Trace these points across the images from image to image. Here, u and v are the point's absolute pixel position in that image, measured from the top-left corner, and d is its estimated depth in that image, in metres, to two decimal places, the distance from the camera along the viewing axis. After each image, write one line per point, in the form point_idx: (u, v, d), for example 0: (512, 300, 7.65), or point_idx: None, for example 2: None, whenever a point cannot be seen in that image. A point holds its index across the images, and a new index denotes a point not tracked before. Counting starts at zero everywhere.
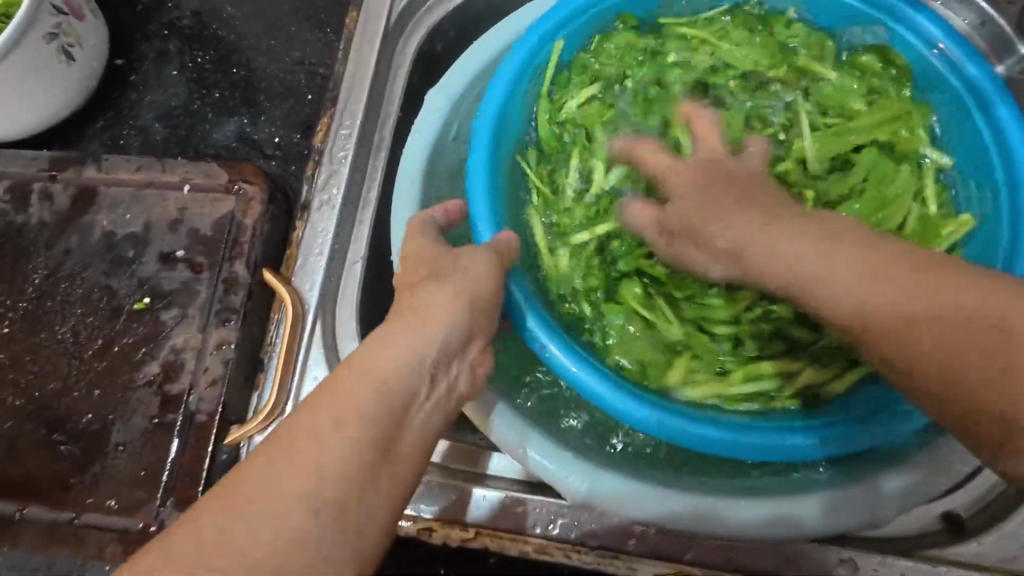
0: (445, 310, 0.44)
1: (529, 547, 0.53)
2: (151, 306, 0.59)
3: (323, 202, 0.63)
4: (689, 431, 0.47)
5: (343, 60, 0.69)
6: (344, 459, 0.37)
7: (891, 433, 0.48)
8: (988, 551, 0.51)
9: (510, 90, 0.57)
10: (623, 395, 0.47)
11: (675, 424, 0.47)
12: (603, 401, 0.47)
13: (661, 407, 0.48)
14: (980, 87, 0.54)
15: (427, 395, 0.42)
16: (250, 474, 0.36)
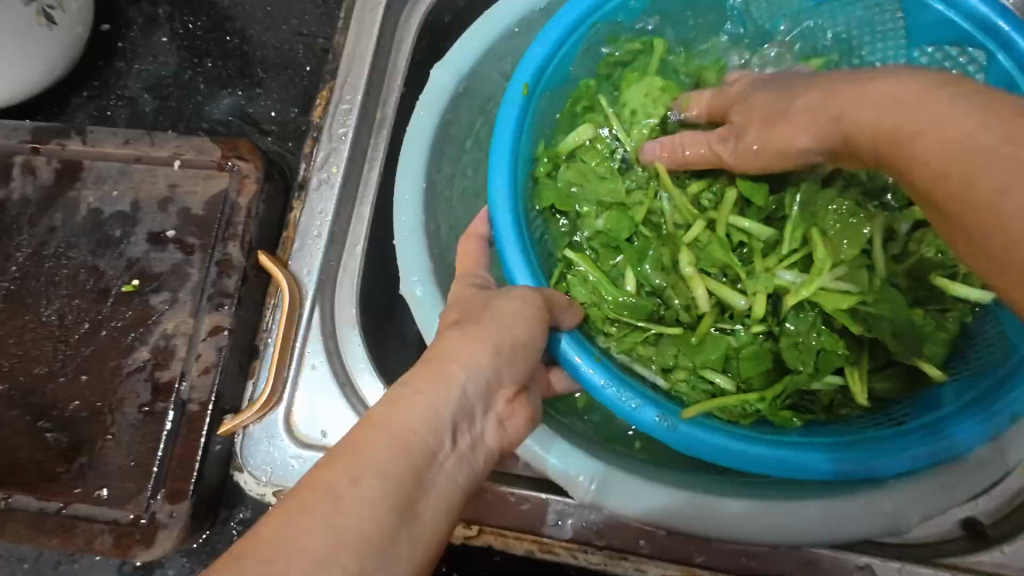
0: (465, 360, 0.43)
1: (533, 545, 0.52)
2: (140, 289, 0.56)
3: (322, 180, 0.61)
4: (727, 450, 0.45)
5: (344, 30, 0.65)
6: (366, 527, 0.33)
7: (954, 436, 0.43)
8: (1012, 560, 0.49)
9: (549, 57, 0.54)
10: (658, 416, 0.47)
11: (706, 436, 0.46)
12: (623, 412, 0.48)
13: (667, 409, 0.48)
14: None
15: (433, 472, 0.39)
16: (286, 516, 0.33)
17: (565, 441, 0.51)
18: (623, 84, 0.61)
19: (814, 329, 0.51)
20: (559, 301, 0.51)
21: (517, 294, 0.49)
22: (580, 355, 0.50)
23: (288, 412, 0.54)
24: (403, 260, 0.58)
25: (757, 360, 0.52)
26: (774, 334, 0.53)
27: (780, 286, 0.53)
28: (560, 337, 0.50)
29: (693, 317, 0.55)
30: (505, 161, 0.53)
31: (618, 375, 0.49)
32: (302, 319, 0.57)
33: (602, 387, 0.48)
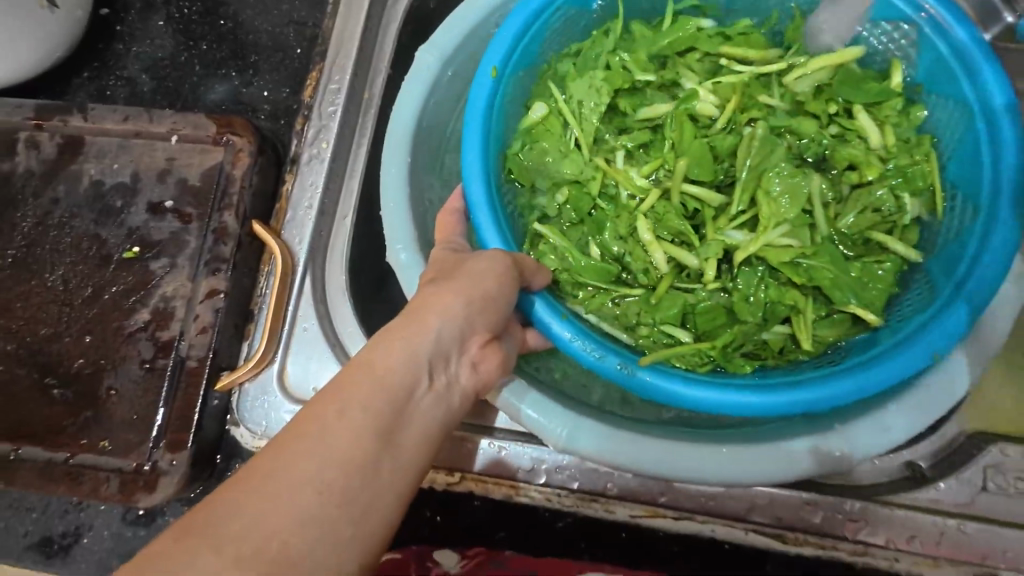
0: (441, 308, 0.47)
1: (509, 489, 0.56)
2: (141, 256, 0.59)
3: (313, 156, 0.65)
4: (679, 392, 0.52)
5: (333, 16, 0.69)
6: (353, 449, 0.37)
7: (877, 376, 0.49)
8: (945, 497, 0.53)
9: (514, 43, 0.60)
10: (617, 362, 0.53)
11: (661, 381, 0.52)
12: (588, 363, 0.54)
13: (627, 360, 0.54)
14: (967, 54, 0.54)
15: (412, 406, 0.42)
16: (282, 449, 0.37)
17: (536, 391, 0.55)
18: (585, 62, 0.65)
19: (763, 283, 0.59)
20: (527, 261, 0.55)
21: (486, 256, 0.52)
22: (552, 315, 0.55)
23: (281, 370, 0.58)
24: (389, 229, 0.62)
25: (712, 314, 0.59)
26: (727, 290, 0.60)
27: (729, 245, 0.60)
28: (531, 298, 0.55)
29: (653, 278, 0.62)
30: (475, 137, 0.59)
31: (583, 329, 0.55)
32: (294, 285, 0.61)
33: (570, 341, 0.54)
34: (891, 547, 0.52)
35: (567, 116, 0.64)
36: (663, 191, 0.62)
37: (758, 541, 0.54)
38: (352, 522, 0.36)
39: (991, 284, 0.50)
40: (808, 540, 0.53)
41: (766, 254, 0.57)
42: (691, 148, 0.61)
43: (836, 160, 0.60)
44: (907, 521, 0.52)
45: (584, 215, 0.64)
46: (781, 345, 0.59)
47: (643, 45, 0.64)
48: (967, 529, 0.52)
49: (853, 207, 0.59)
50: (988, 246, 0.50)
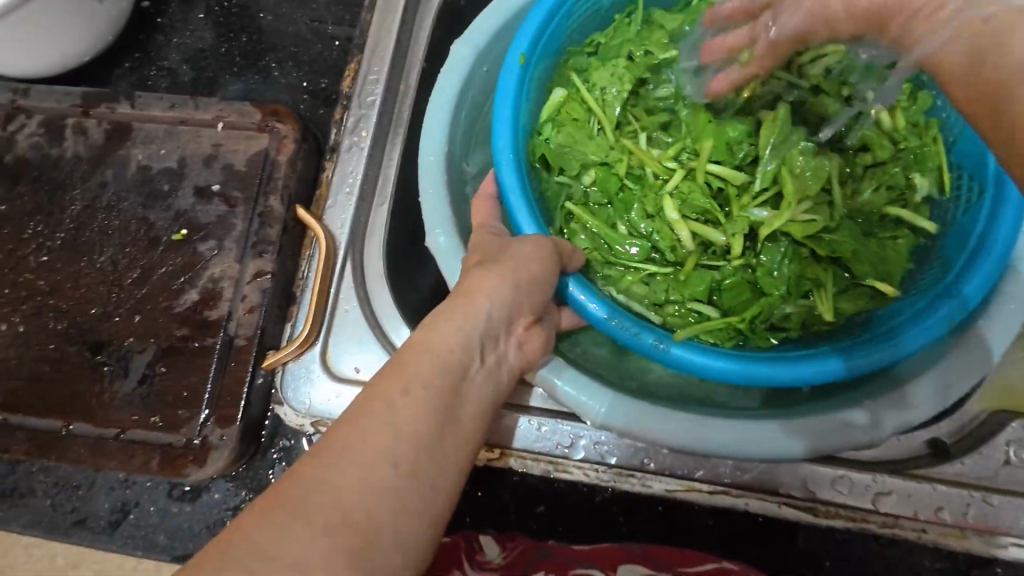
0: (490, 291, 0.49)
1: (547, 465, 0.58)
2: (189, 238, 0.61)
3: (353, 144, 0.67)
4: (716, 365, 0.54)
5: (371, 10, 0.72)
6: (419, 424, 0.39)
7: (897, 343, 0.54)
8: (969, 470, 0.55)
9: (535, 37, 0.63)
10: (654, 339, 0.56)
11: (697, 356, 0.55)
12: (625, 340, 0.56)
13: (661, 337, 0.56)
14: None
15: (468, 382, 0.45)
16: (352, 427, 0.38)
17: (574, 370, 0.57)
18: (608, 52, 0.68)
19: (788, 259, 0.62)
20: (566, 248, 0.57)
21: (530, 241, 0.53)
22: (590, 297, 0.57)
23: (324, 350, 0.60)
24: (427, 214, 0.64)
25: (738, 288, 0.63)
26: (752, 266, 0.63)
27: (754, 221, 0.63)
28: (570, 280, 0.57)
29: (680, 256, 0.65)
30: (505, 121, 0.61)
31: (619, 309, 0.57)
32: (336, 269, 0.62)
33: (608, 320, 0.56)
34: (920, 519, 0.54)
35: (590, 102, 0.67)
36: (687, 172, 0.66)
37: (790, 514, 0.56)
38: (422, 495, 0.37)
39: (1001, 257, 0.54)
40: (839, 513, 0.55)
41: (790, 228, 0.61)
42: (715, 133, 0.64)
43: (851, 141, 0.65)
44: (934, 494, 0.54)
45: (612, 197, 0.67)
46: (804, 318, 0.62)
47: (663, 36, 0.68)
48: (992, 501, 0.54)
49: (868, 186, 0.64)
50: (998, 219, 0.55)
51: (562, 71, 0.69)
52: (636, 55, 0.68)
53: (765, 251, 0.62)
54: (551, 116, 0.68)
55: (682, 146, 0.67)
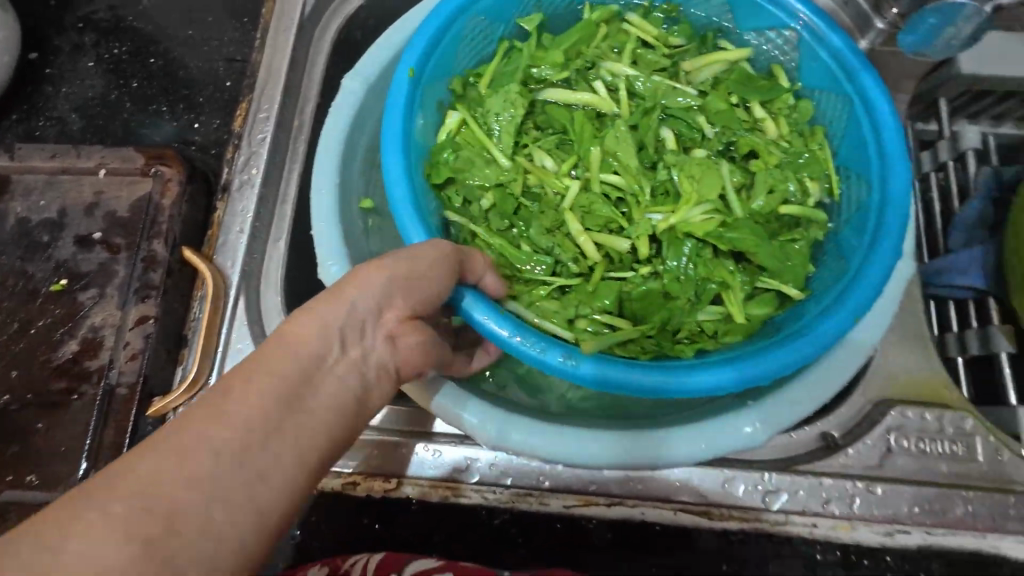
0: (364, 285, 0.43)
1: (444, 491, 0.57)
2: (69, 288, 0.60)
3: (243, 182, 0.67)
4: (631, 380, 0.52)
5: (261, 49, 0.73)
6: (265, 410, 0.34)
7: (805, 344, 0.52)
8: (855, 461, 0.56)
9: (424, 54, 0.63)
10: (563, 355, 0.52)
11: (610, 369, 0.52)
12: (528, 355, 0.52)
13: (566, 350, 0.52)
14: (845, 59, 0.63)
15: (325, 378, 0.39)
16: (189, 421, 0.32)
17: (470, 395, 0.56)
18: (496, 77, 0.71)
19: (693, 261, 0.63)
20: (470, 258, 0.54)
21: (431, 242, 0.49)
22: (486, 312, 0.53)
23: None
24: (319, 249, 0.64)
25: (651, 295, 0.63)
26: (659, 272, 0.64)
27: (654, 226, 0.64)
28: (465, 293, 0.52)
29: (585, 267, 0.66)
30: (395, 132, 0.60)
31: (521, 323, 0.53)
32: (228, 307, 0.61)
33: (506, 334, 0.52)
34: (809, 514, 0.55)
35: (482, 131, 0.68)
36: (585, 183, 0.68)
37: (686, 521, 0.56)
38: (259, 509, 0.32)
39: (895, 251, 0.55)
40: (732, 514, 0.55)
41: (689, 228, 0.63)
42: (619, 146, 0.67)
43: (739, 147, 0.68)
44: (822, 487, 0.55)
45: (510, 215, 0.68)
46: (714, 326, 0.62)
47: (558, 56, 0.70)
48: (877, 490, 0.55)
49: (761, 190, 0.65)
50: (888, 215, 0.57)
51: (456, 93, 0.70)
52: (534, 79, 0.71)
53: (670, 252, 0.63)
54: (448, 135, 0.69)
55: (577, 158, 0.69)
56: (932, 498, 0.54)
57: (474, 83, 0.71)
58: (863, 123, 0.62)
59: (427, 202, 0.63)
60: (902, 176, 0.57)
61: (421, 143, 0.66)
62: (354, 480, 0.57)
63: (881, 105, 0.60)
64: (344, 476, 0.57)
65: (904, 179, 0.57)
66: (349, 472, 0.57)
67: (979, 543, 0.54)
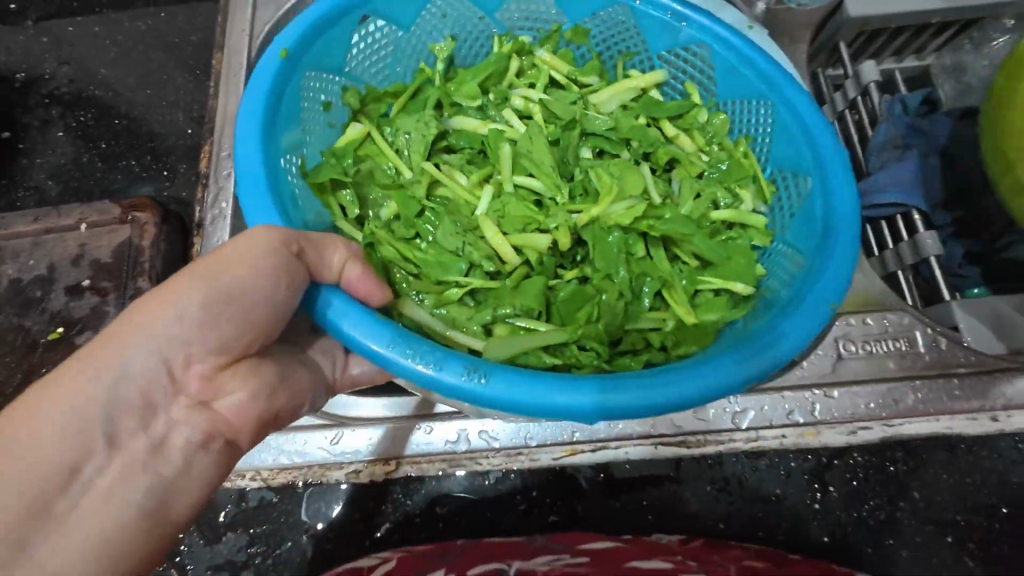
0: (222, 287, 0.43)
1: (440, 464, 0.61)
2: (66, 334, 0.64)
3: (215, 215, 0.72)
4: (539, 399, 0.44)
5: (215, 95, 0.79)
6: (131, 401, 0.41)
7: (782, 336, 0.49)
8: (812, 372, 0.59)
9: (303, 36, 0.58)
10: (472, 378, 0.44)
11: (509, 390, 0.44)
12: (435, 382, 0.44)
13: (497, 372, 0.44)
14: (738, 48, 0.64)
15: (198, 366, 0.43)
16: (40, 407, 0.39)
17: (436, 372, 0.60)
18: (403, 109, 0.69)
19: (623, 257, 0.62)
20: (313, 240, 0.48)
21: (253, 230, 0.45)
22: (370, 333, 0.45)
23: None
24: None
25: (580, 295, 0.59)
26: (588, 272, 0.62)
27: (572, 221, 0.63)
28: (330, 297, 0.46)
29: (507, 269, 0.63)
30: (252, 112, 0.53)
31: (415, 336, 0.45)
32: None
33: (402, 360, 0.44)
34: (776, 426, 0.59)
35: (385, 145, 0.67)
36: (498, 188, 0.66)
37: (667, 453, 0.60)
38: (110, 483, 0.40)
39: (852, 224, 0.55)
40: (708, 439, 0.59)
41: (610, 221, 0.62)
42: (532, 148, 0.67)
43: (658, 157, 0.69)
44: (784, 401, 0.59)
45: (414, 222, 0.64)
46: (660, 333, 0.60)
47: (470, 87, 0.69)
48: (835, 394, 0.59)
49: (687, 196, 0.67)
50: (832, 197, 0.57)
51: (355, 106, 0.65)
52: (444, 109, 0.69)
53: (598, 255, 0.61)
54: (342, 145, 0.65)
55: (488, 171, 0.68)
56: (885, 393, 0.59)
57: (382, 100, 0.67)
58: (786, 118, 0.62)
59: (308, 211, 0.58)
60: (838, 163, 0.58)
61: (300, 137, 0.60)
62: (357, 468, 0.61)
63: (797, 101, 0.61)
64: (347, 466, 0.61)
65: (838, 155, 0.58)
66: (351, 462, 0.61)
67: (934, 427, 0.58)
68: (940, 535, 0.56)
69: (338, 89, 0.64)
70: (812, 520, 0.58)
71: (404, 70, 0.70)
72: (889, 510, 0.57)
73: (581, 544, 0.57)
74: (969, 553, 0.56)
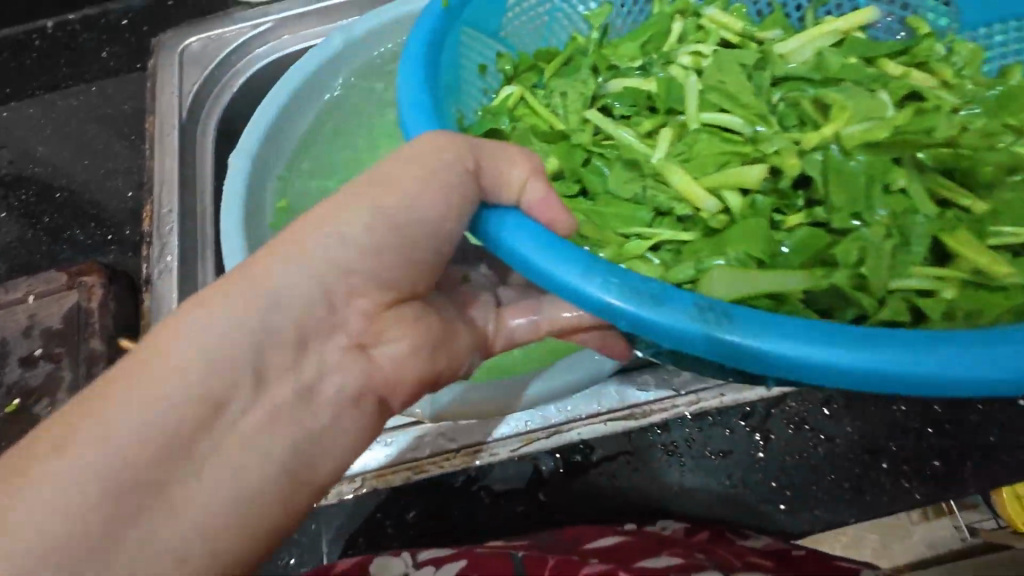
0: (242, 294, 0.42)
1: (404, 473, 0.62)
2: (23, 405, 0.66)
3: (162, 270, 0.75)
4: (816, 358, 0.39)
5: (151, 157, 0.82)
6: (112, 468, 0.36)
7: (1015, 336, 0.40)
8: None
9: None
10: (746, 334, 0.40)
11: (663, 318, 0.41)
12: (572, 290, 0.42)
13: (627, 292, 0.41)
14: None
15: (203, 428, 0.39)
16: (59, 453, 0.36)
17: None
18: (557, 69, 0.71)
19: (864, 194, 0.56)
20: (488, 153, 0.48)
21: (424, 135, 0.48)
22: (545, 253, 0.43)
23: None
24: None
25: (816, 237, 0.55)
26: (817, 212, 0.57)
27: (790, 144, 0.61)
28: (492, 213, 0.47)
29: (722, 219, 0.59)
30: (411, 61, 0.56)
31: (579, 252, 0.43)
32: None
33: (579, 283, 0.42)
34: (715, 386, 0.62)
35: (540, 108, 0.68)
36: (682, 127, 0.66)
37: (618, 427, 0.62)
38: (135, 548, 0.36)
39: None
40: (653, 408, 0.62)
41: (846, 142, 0.59)
42: (722, 77, 0.66)
43: (896, 90, 0.63)
44: None
45: (579, 171, 0.64)
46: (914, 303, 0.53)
47: (640, 48, 0.71)
48: None
49: (901, 112, 0.60)
50: None
51: (508, 73, 0.70)
52: (606, 72, 0.71)
53: (837, 186, 0.57)
54: (500, 107, 0.68)
55: (665, 120, 0.67)
56: None
57: (538, 67, 0.71)
58: None
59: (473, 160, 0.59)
60: None
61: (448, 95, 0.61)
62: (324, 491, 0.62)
63: None
64: None
65: None
66: None
67: None
68: (877, 462, 0.59)
69: (494, 54, 0.69)
70: (759, 469, 0.61)
71: (555, 39, 0.74)
72: (826, 447, 0.60)
73: (586, 543, 0.58)
74: (906, 476, 0.59)
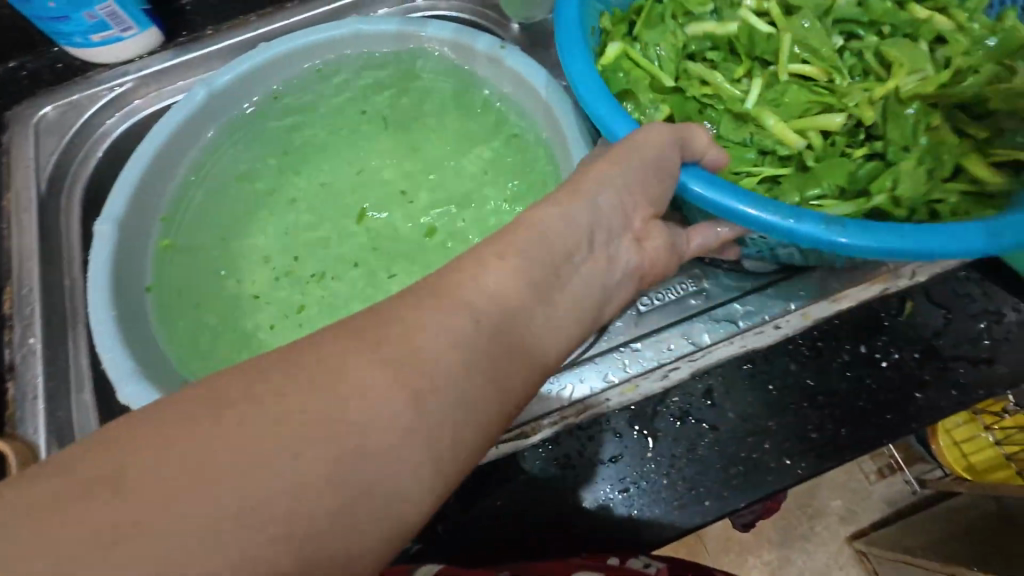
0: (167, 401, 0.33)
1: None
2: None
3: (25, 354, 0.72)
4: (787, 227, 0.50)
5: (8, 234, 0.78)
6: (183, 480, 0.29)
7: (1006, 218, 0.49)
8: (615, 339, 0.66)
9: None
10: (770, 208, 0.51)
11: (802, 224, 0.50)
12: (732, 211, 0.52)
13: (778, 206, 0.51)
14: None
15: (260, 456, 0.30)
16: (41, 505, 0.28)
17: None
18: (644, 29, 0.73)
19: (915, 127, 0.64)
20: (690, 134, 0.55)
21: (653, 127, 0.53)
22: (703, 185, 0.53)
23: None
24: (113, 375, 0.68)
25: (877, 169, 0.63)
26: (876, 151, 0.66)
27: (852, 111, 0.67)
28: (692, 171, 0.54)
29: (786, 155, 0.67)
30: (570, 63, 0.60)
31: (730, 184, 0.53)
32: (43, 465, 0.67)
33: (731, 203, 0.52)
34: (599, 393, 0.63)
35: (641, 60, 0.70)
36: (763, 82, 0.72)
37: (508, 449, 0.62)
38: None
39: None
40: (541, 424, 0.63)
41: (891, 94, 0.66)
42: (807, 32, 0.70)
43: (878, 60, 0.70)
44: (599, 366, 0.65)
45: (691, 121, 0.70)
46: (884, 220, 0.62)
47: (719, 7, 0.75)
48: (639, 348, 0.65)
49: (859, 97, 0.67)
50: None
51: (608, 30, 0.71)
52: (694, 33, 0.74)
53: (894, 128, 0.64)
54: (608, 63, 0.69)
55: (751, 67, 0.73)
56: (677, 334, 0.65)
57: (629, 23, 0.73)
58: None
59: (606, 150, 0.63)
60: None
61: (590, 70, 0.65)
62: None
63: None
64: None
65: None
66: None
67: (732, 349, 0.64)
68: (760, 444, 0.60)
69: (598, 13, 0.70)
70: (651, 469, 0.61)
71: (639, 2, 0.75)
72: (711, 437, 0.61)
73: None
74: (788, 454, 0.60)
